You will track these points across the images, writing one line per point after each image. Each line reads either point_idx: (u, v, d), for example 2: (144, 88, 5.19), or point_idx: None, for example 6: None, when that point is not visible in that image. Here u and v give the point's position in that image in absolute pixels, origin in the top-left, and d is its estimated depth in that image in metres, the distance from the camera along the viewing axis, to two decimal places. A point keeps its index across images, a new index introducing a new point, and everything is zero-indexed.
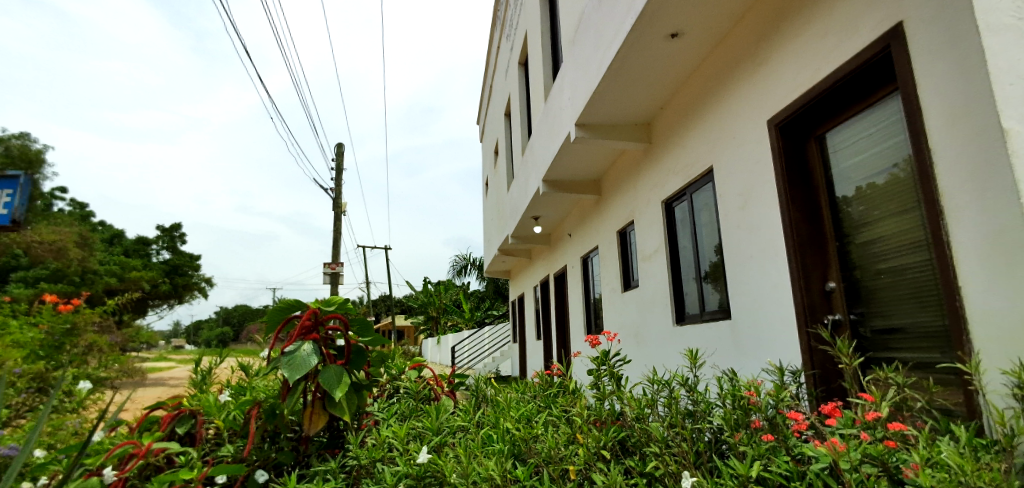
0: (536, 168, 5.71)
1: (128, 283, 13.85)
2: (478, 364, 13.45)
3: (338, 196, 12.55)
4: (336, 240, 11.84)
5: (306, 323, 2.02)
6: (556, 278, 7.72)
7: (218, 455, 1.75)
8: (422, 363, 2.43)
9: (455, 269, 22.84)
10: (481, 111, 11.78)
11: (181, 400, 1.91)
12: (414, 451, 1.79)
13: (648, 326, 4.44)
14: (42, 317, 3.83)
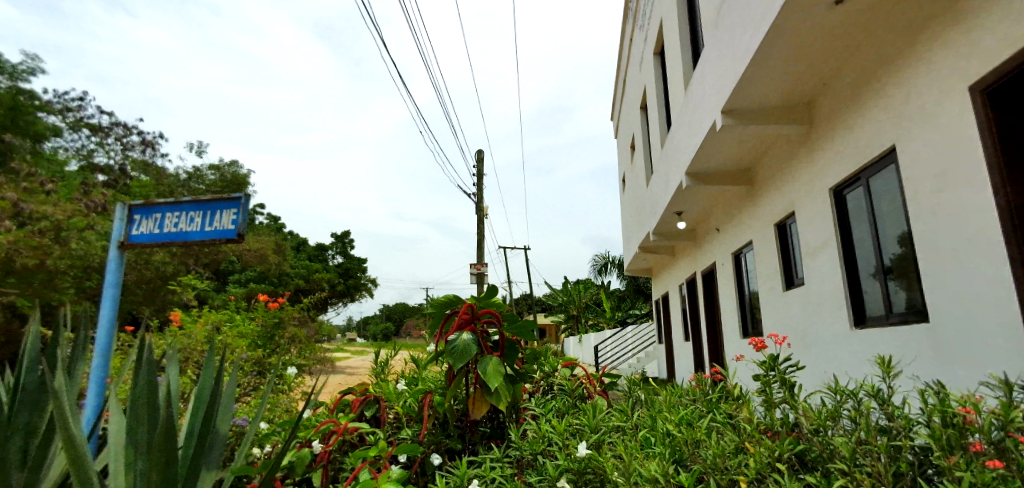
0: (677, 162, 5.48)
1: (313, 283, 16.19)
2: (623, 364, 13.28)
3: (480, 201, 13.27)
4: (480, 242, 12.56)
5: (464, 317, 2.19)
6: (705, 276, 7.30)
7: (400, 436, 1.97)
8: (574, 361, 2.46)
9: (595, 269, 22.84)
10: (616, 107, 11.62)
11: (367, 386, 2.19)
12: (573, 446, 1.82)
13: (818, 328, 4.00)
14: (257, 313, 4.68)
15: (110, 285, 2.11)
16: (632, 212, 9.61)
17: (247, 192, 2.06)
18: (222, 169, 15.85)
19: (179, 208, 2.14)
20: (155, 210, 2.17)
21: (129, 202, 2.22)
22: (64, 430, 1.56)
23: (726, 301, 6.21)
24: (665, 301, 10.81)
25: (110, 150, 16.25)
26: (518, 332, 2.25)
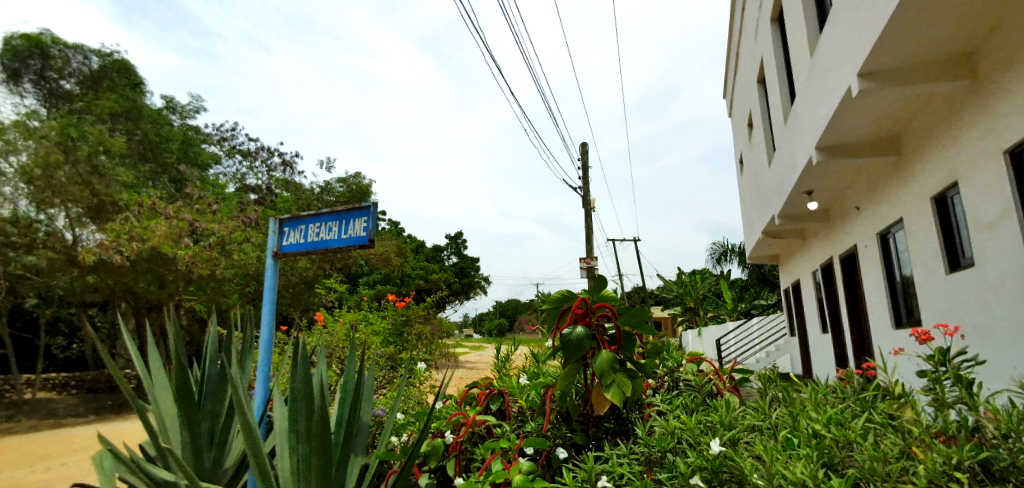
0: (805, 137, 5.00)
1: (432, 283, 17.53)
2: (749, 359, 12.45)
3: (586, 194, 13.22)
4: (588, 235, 12.52)
5: (577, 311, 2.19)
6: (844, 261, 6.58)
7: (526, 430, 2.02)
8: (700, 356, 2.35)
9: (714, 257, 21.65)
10: (730, 82, 10.86)
11: (491, 380, 2.28)
12: (706, 443, 1.73)
13: (997, 317, 3.42)
14: (388, 311, 5.16)
15: (270, 290, 2.37)
16: (752, 194, 8.92)
17: (374, 201, 2.21)
18: (348, 182, 17.53)
19: (319, 220, 2.37)
20: (300, 222, 2.44)
21: (279, 217, 2.53)
22: (242, 417, 1.80)
23: (874, 288, 5.53)
24: (797, 289, 9.88)
25: (259, 172, 18.74)
26: (635, 325, 2.20)
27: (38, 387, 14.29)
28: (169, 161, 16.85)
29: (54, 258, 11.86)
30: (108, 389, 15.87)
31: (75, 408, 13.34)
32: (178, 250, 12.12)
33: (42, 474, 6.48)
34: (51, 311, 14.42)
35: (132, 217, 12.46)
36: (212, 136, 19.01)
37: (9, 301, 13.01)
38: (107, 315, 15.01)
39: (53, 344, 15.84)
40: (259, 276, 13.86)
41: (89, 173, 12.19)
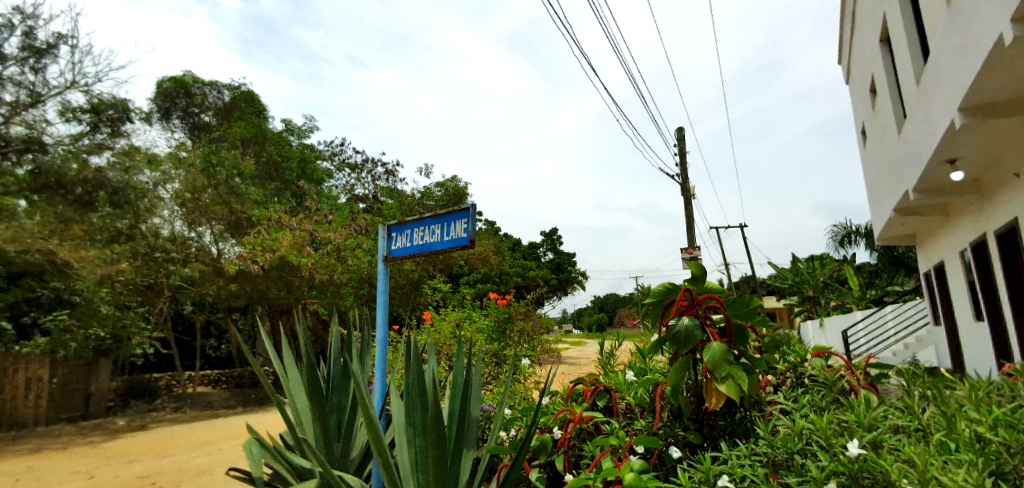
0: (944, 98, 4.39)
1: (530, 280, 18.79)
2: (883, 352, 11.22)
3: (685, 181, 12.71)
4: (689, 224, 12.03)
5: (682, 303, 2.10)
6: (1001, 238, 5.67)
7: (636, 428, 1.98)
8: (827, 350, 2.16)
9: (837, 241, 19.74)
10: (846, 45, 9.78)
11: (596, 377, 2.28)
12: (842, 446, 1.57)
13: None
14: (491, 309, 5.48)
15: (382, 291, 2.53)
16: (880, 169, 7.98)
17: (473, 202, 2.27)
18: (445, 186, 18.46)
19: (423, 224, 2.49)
20: (406, 227, 2.58)
21: (387, 224, 2.70)
22: (364, 412, 1.94)
23: None
24: (942, 273, 8.63)
25: (366, 183, 20.24)
26: (747, 317, 2.06)
27: (198, 382, 16.61)
28: (291, 178, 19.52)
29: (205, 269, 13.72)
30: (252, 384, 18.04)
31: (227, 400, 15.33)
32: (302, 259, 13.64)
33: (208, 456, 7.55)
34: (206, 316, 16.69)
35: (264, 230, 14.09)
36: (325, 153, 20.79)
37: (174, 308, 15.29)
38: (248, 318, 17.06)
39: (208, 344, 18.30)
40: (371, 279, 15.00)
41: (229, 194, 13.98)
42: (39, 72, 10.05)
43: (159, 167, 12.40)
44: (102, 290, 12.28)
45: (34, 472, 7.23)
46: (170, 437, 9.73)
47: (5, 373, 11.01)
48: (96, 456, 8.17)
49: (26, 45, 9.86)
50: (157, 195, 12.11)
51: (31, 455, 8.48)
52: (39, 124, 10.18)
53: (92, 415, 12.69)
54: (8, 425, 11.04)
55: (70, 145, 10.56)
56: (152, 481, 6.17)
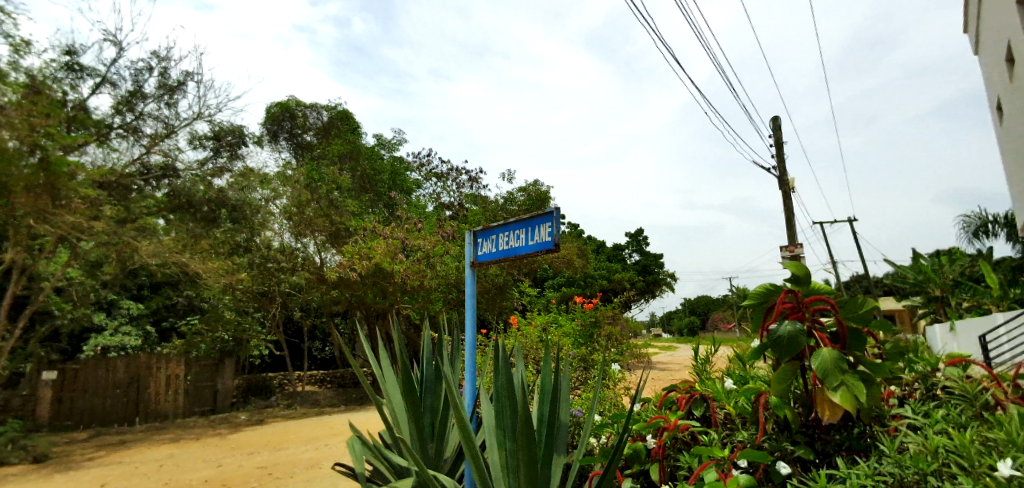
0: None
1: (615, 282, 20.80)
2: None
3: (783, 174, 11.92)
4: (789, 220, 11.26)
5: (787, 305, 1.96)
6: None
7: (737, 440, 1.88)
8: (964, 358, 1.90)
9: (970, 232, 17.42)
10: (975, 9, 8.61)
11: (692, 385, 2.20)
12: (988, 467, 1.36)
13: None
14: (577, 313, 5.72)
15: (470, 296, 2.60)
16: None
17: (557, 206, 2.26)
18: (526, 190, 18.97)
19: (508, 229, 2.52)
20: (491, 233, 2.64)
21: (473, 230, 2.77)
22: (456, 413, 1.99)
23: None
24: None
25: (451, 191, 21.03)
26: (862, 320, 1.87)
27: (307, 381, 18.11)
28: (383, 189, 20.84)
29: (310, 277, 14.93)
30: (352, 384, 19.34)
31: (331, 398, 16.57)
32: (395, 265, 14.21)
33: (316, 451, 8.20)
34: (312, 320, 18.17)
35: (360, 239, 14.89)
36: (414, 164, 21.69)
37: (285, 313, 16.80)
38: (348, 323, 18.35)
39: (315, 347, 19.91)
40: (458, 283, 15.58)
41: (329, 207, 15.17)
42: (172, 106, 11.47)
43: (271, 186, 14.27)
44: (226, 297, 14.34)
45: (174, 458, 8.24)
46: (283, 432, 10.68)
47: (151, 370, 12.56)
48: (222, 446, 9.16)
49: (162, 83, 11.26)
50: (268, 209, 13.86)
51: (172, 443, 9.71)
52: (172, 151, 11.69)
53: (220, 409, 14.07)
54: (154, 416, 12.59)
55: (197, 170, 12.06)
56: (270, 472, 6.79)
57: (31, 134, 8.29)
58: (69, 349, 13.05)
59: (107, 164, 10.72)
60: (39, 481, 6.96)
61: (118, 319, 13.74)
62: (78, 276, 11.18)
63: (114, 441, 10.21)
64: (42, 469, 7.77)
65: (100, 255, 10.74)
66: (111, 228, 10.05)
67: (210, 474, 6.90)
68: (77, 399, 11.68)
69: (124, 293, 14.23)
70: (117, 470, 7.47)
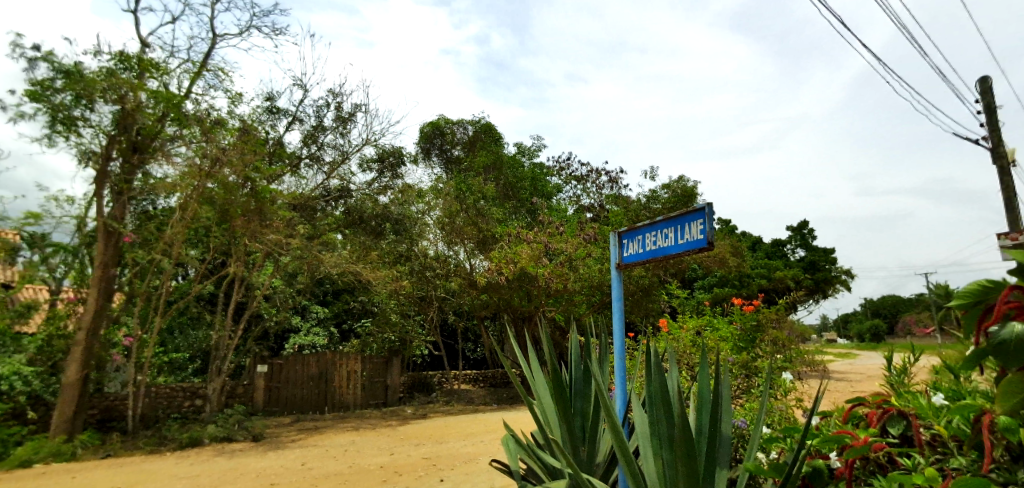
0: None
1: (776, 281, 20.79)
2: None
3: (998, 146, 9.84)
4: (1011, 201, 9.26)
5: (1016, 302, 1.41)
6: None
7: (950, 465, 1.58)
8: None
9: None
10: None
11: (884, 399, 1.93)
12: None
13: None
14: (736, 315, 5.63)
15: (618, 298, 2.56)
16: None
17: (709, 201, 2.11)
18: (671, 186, 19.04)
19: (655, 229, 2.45)
20: (638, 234, 2.59)
21: (617, 231, 2.77)
22: (609, 417, 1.93)
23: None
24: None
25: (590, 192, 21.10)
26: None
27: (462, 379, 19.40)
28: (525, 195, 21.69)
29: (462, 282, 16.02)
30: (503, 384, 20.28)
31: (484, 397, 17.57)
32: (539, 268, 14.80)
33: (474, 446, 8.73)
34: (464, 323, 19.46)
35: (505, 244, 15.60)
36: (553, 168, 21.98)
37: (441, 316, 18.24)
38: (497, 325, 19.29)
39: (467, 348, 21.24)
40: (600, 286, 15.54)
41: (476, 216, 16.20)
42: (346, 135, 13.16)
43: (426, 200, 15.72)
44: (391, 302, 15.65)
45: (356, 444, 9.39)
46: (443, 427, 11.60)
47: (336, 366, 14.55)
48: (393, 436, 10.24)
49: (337, 116, 13.00)
50: (424, 221, 15.47)
51: (354, 431, 11.11)
52: (346, 175, 13.42)
53: (390, 402, 15.62)
54: (339, 405, 14.57)
55: (366, 189, 13.86)
56: (435, 463, 7.39)
57: (245, 169, 10.19)
58: (275, 347, 15.68)
59: (299, 190, 12.79)
60: (258, 456, 8.41)
61: (310, 321, 16.14)
62: (280, 285, 13.34)
63: (309, 426, 11.98)
64: (260, 447, 9.38)
65: (296, 267, 12.77)
66: (302, 243, 11.74)
67: (386, 461, 7.72)
68: (282, 389, 13.83)
69: (314, 299, 16.65)
70: (313, 451, 8.74)
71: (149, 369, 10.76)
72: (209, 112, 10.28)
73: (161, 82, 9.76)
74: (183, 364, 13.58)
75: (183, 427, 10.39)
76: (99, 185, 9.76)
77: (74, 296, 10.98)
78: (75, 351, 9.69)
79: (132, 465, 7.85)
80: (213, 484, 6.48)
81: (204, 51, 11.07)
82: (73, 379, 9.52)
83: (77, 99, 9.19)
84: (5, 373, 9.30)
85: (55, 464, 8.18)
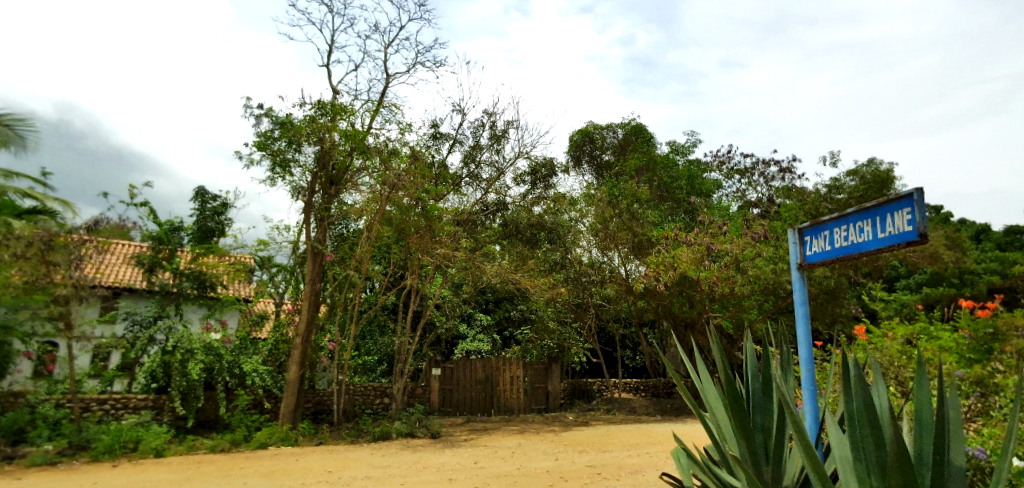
0: None
1: (1013, 277, 17.16)
2: None
3: None
4: None
5: None
6: None
7: None
8: None
9: None
10: None
11: None
12: None
13: None
14: (968, 321, 5.26)
15: (800, 303, 2.45)
16: None
17: (919, 185, 1.77)
18: (858, 172, 16.82)
19: (847, 222, 2.17)
20: (824, 229, 2.34)
21: (799, 228, 2.56)
22: (799, 434, 1.70)
23: None
24: None
25: (758, 186, 19.48)
26: None
27: (623, 388, 18.97)
28: (681, 195, 20.87)
29: (619, 288, 15.98)
30: (666, 394, 19.43)
31: (647, 407, 17.09)
32: (701, 272, 14.21)
33: (641, 457, 8.52)
34: (621, 329, 19.17)
35: (663, 247, 15.04)
36: (712, 163, 20.63)
37: (598, 323, 18.21)
38: (657, 332, 18.64)
39: (626, 355, 20.92)
40: (773, 290, 14.49)
41: (631, 219, 15.93)
42: (501, 152, 13.98)
43: (579, 208, 16.00)
44: (549, 309, 16.34)
45: (522, 447, 9.80)
46: (606, 435, 11.57)
47: (499, 370, 15.38)
48: (557, 442, 10.48)
49: (492, 134, 13.86)
50: (577, 229, 15.99)
51: (520, 434, 11.63)
52: (503, 188, 14.20)
53: (553, 409, 16.01)
54: (504, 409, 15.30)
55: (521, 201, 14.90)
56: (600, 471, 7.35)
57: (417, 191, 11.27)
58: (446, 352, 17.11)
59: (462, 206, 13.90)
60: (437, 452, 9.23)
61: (475, 328, 17.15)
62: (448, 295, 14.73)
63: (480, 427, 12.81)
64: (439, 444, 10.29)
65: (461, 277, 13.85)
66: (467, 256, 12.63)
67: (551, 465, 7.89)
68: (454, 392, 15.07)
69: (477, 307, 17.70)
70: (485, 451, 9.35)
71: (347, 369, 12.49)
72: (386, 142, 11.64)
73: (349, 122, 11.29)
74: (373, 366, 15.50)
75: (376, 422, 11.85)
76: (308, 214, 11.66)
77: (292, 307, 13.20)
78: (294, 353, 11.64)
79: (339, 453, 9.15)
80: (404, 474, 7.26)
81: (381, 91, 12.58)
82: (293, 377, 11.40)
83: (290, 144, 11.11)
84: (249, 370, 11.60)
85: (283, 447, 9.89)
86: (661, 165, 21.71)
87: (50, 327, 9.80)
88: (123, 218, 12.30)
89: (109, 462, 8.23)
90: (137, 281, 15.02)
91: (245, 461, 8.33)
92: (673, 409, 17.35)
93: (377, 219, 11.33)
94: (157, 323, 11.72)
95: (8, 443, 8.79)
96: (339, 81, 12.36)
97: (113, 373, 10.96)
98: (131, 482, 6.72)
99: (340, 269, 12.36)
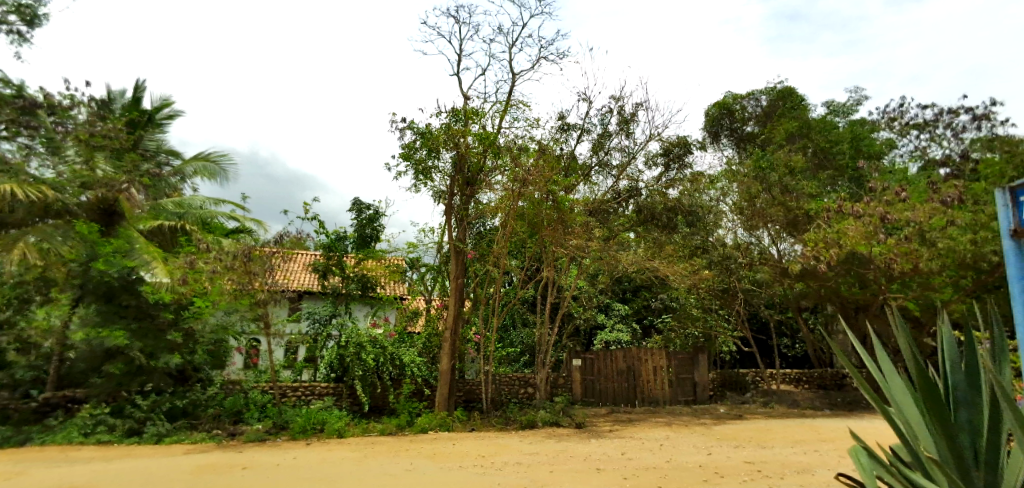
0: None
1: None
2: None
3: None
4: None
5: None
6: None
7: None
8: None
9: None
10: None
11: None
12: None
13: None
14: None
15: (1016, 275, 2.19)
16: None
17: None
18: None
19: None
20: None
21: (1010, 187, 2.30)
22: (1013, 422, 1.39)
23: None
24: None
25: (944, 140, 16.49)
26: None
27: (781, 380, 17.32)
28: (845, 162, 18.48)
29: (772, 271, 14.78)
30: (834, 387, 17.32)
31: (812, 401, 15.40)
32: (875, 248, 12.46)
33: (810, 455, 7.69)
34: (776, 315, 17.54)
35: (823, 222, 13.74)
36: (880, 121, 17.90)
37: (748, 309, 17.19)
38: (819, 316, 16.74)
39: (784, 344, 19.20)
40: (973, 264, 12.08)
41: (781, 194, 14.84)
42: (631, 136, 13.66)
43: (719, 186, 15.34)
44: (691, 297, 15.73)
45: (671, 440, 9.46)
46: (765, 430, 10.66)
47: (642, 361, 14.98)
48: (709, 435, 9.92)
49: (621, 119, 13.58)
50: (718, 209, 15.24)
51: (668, 427, 11.23)
52: (635, 174, 13.86)
53: (700, 400, 15.25)
54: (649, 400, 14.86)
55: (655, 184, 14.33)
56: (761, 469, 6.81)
57: (547, 184, 11.48)
58: (587, 343, 17.08)
59: (594, 195, 13.84)
60: (583, 442, 9.31)
61: (614, 318, 16.90)
62: (584, 286, 14.87)
63: (624, 418, 12.64)
64: (584, 433, 10.38)
65: (597, 267, 13.79)
66: (601, 245, 12.51)
67: (705, 460, 7.51)
68: (596, 382, 15.11)
69: (615, 297, 17.46)
70: (632, 442, 9.21)
71: (493, 361, 13.13)
72: (515, 140, 12.01)
73: (481, 125, 11.89)
74: (516, 358, 16.10)
75: (522, 411, 12.31)
76: (449, 216, 12.53)
77: (440, 303, 14.17)
78: (445, 345, 12.51)
79: (489, 439, 9.67)
80: (553, 462, 7.45)
81: (508, 91, 13.01)
82: (445, 368, 12.29)
83: (430, 152, 11.97)
84: (408, 361, 12.88)
85: (441, 433, 10.73)
86: (815, 129, 19.39)
87: (255, 326, 11.89)
88: (299, 231, 14.19)
89: (304, 440, 9.69)
90: (314, 285, 17.55)
91: (410, 443, 9.21)
92: (845, 404, 15.39)
93: (510, 215, 11.74)
94: (333, 320, 13.51)
95: (231, 421, 10.88)
96: (470, 87, 13.04)
97: (302, 364, 12.89)
98: (322, 457, 7.84)
99: (480, 265, 13.10)
